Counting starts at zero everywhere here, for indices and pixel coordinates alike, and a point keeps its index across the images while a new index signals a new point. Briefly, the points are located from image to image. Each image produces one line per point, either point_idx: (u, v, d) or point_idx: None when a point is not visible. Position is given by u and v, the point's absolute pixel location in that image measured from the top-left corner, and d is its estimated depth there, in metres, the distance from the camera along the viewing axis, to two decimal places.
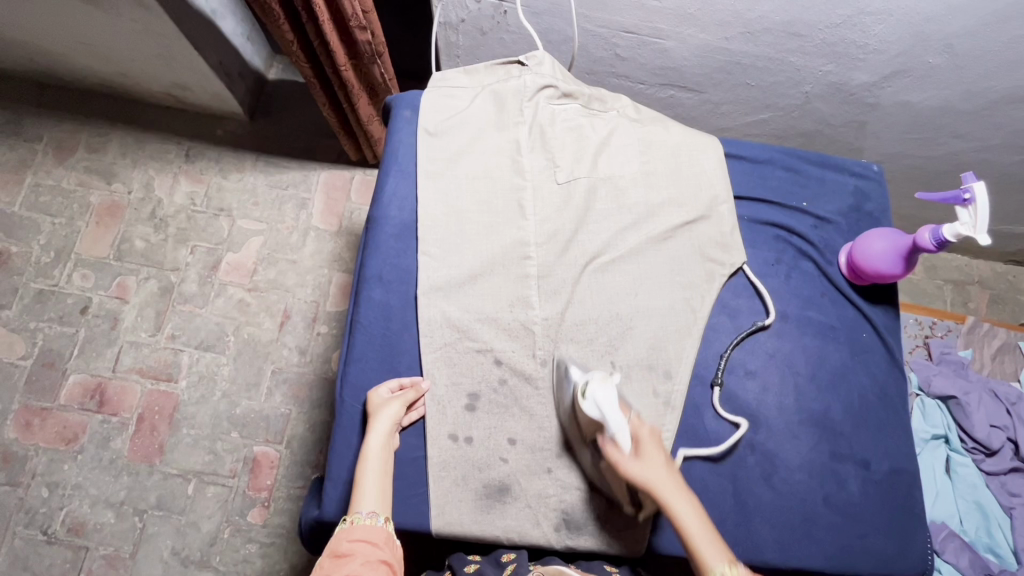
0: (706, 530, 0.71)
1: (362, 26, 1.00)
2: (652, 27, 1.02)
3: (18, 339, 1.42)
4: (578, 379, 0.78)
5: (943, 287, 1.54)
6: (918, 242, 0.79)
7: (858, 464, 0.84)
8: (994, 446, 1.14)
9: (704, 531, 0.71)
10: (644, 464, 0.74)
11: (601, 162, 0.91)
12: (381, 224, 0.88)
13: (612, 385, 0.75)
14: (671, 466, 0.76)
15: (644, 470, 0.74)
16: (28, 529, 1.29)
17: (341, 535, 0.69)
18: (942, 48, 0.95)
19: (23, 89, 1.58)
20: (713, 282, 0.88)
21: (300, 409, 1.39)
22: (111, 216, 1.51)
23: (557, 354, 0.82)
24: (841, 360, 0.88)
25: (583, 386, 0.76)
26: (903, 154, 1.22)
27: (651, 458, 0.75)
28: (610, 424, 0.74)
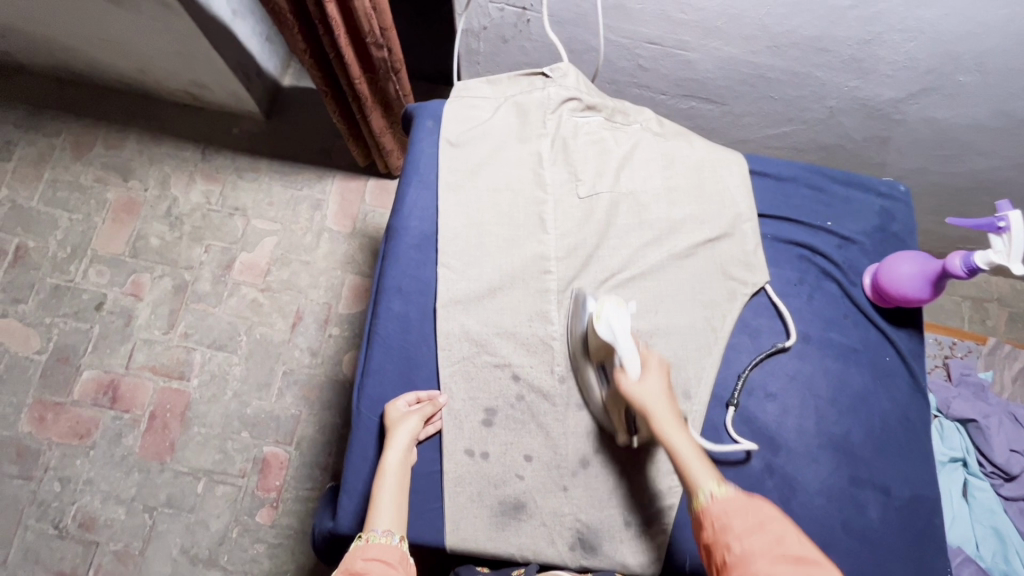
0: (700, 455, 0.70)
1: (378, 43, 0.99)
2: (677, 39, 1.01)
3: (33, 333, 1.43)
4: (591, 307, 0.78)
5: (960, 303, 1.52)
6: (948, 268, 0.78)
7: (878, 490, 0.83)
8: (1014, 471, 1.11)
9: (698, 455, 0.70)
10: (648, 389, 0.73)
11: (623, 176, 0.90)
12: (401, 235, 0.87)
13: (626, 311, 0.75)
14: (675, 395, 0.75)
15: (647, 392, 0.73)
16: (40, 523, 1.31)
17: (356, 553, 0.68)
18: (973, 67, 0.93)
19: (42, 85, 1.59)
20: (735, 301, 0.87)
21: (310, 410, 1.39)
22: (128, 213, 1.52)
23: (576, 289, 0.84)
24: (862, 384, 0.87)
25: (597, 309, 0.76)
26: (927, 170, 1.20)
27: (655, 382, 0.74)
28: (620, 346, 0.73)
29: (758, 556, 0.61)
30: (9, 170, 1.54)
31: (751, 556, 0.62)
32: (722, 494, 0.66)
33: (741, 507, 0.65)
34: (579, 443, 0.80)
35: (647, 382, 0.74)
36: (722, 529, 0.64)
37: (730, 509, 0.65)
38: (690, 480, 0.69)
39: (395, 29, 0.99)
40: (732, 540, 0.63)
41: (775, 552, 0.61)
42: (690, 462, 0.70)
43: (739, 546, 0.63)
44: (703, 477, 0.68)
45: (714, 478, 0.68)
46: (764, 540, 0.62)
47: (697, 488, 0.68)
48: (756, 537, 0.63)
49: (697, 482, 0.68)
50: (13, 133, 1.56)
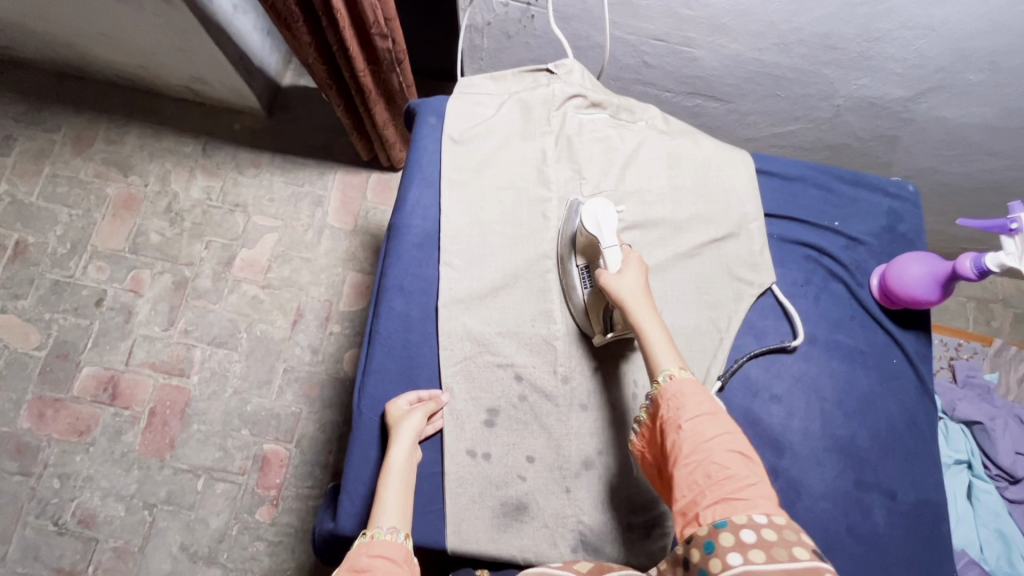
0: (667, 342, 0.71)
1: (382, 34, 0.98)
2: (683, 36, 1.00)
3: (32, 329, 1.42)
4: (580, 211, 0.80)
5: (965, 304, 1.51)
6: (958, 269, 0.77)
7: (884, 494, 0.82)
8: (1019, 473, 1.11)
9: (666, 342, 0.71)
10: (626, 279, 0.75)
11: (629, 175, 0.89)
12: (402, 233, 0.86)
13: (613, 211, 0.78)
14: (652, 291, 0.76)
15: (624, 282, 0.74)
16: (40, 519, 1.30)
17: (360, 550, 0.65)
18: (984, 65, 0.91)
19: (42, 79, 1.58)
20: (741, 302, 0.86)
21: (311, 408, 1.38)
22: (128, 209, 1.51)
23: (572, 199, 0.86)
24: (869, 386, 0.86)
25: (585, 209, 0.78)
26: (934, 170, 1.19)
27: (633, 274, 0.75)
28: (603, 240, 0.76)
29: (709, 440, 0.63)
30: (9, 164, 1.53)
31: (701, 440, 0.64)
32: (681, 376, 0.68)
33: (696, 392, 0.67)
34: (581, 444, 0.79)
35: (626, 273, 0.75)
36: (676, 409, 0.66)
37: (686, 390, 0.67)
38: (652, 363, 0.70)
39: (400, 20, 0.99)
40: (684, 422, 0.65)
41: (725, 439, 0.64)
42: (655, 346, 0.71)
43: (691, 429, 0.64)
44: (666, 361, 0.70)
45: (676, 363, 0.70)
46: (716, 427, 0.65)
47: (658, 369, 0.70)
48: (709, 423, 0.65)
49: (659, 364, 0.70)
50: (13, 128, 1.55)
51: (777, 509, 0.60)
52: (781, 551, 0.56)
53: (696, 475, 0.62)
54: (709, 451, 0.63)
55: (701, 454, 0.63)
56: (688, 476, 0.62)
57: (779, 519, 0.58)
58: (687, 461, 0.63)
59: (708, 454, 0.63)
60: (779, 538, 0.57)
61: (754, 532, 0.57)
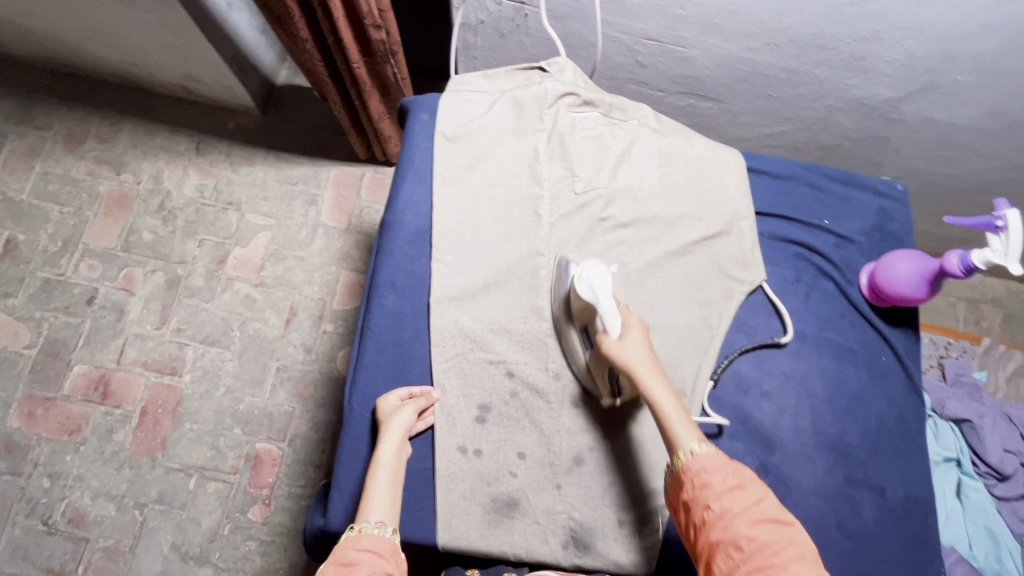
0: (681, 413, 0.72)
1: (377, 26, 0.99)
2: (675, 36, 1.00)
3: (22, 328, 1.41)
4: (573, 269, 0.78)
5: (956, 304, 1.52)
6: (945, 267, 0.77)
7: (873, 491, 0.82)
8: (1007, 471, 1.12)
9: (680, 413, 0.72)
10: (632, 348, 0.74)
11: (621, 173, 0.90)
12: (395, 229, 0.86)
13: (607, 271, 0.76)
14: (656, 355, 0.76)
15: (632, 352, 0.74)
16: (29, 519, 1.29)
17: (348, 544, 0.67)
18: (972, 67, 0.92)
19: (34, 76, 1.57)
20: (732, 299, 0.86)
21: (304, 407, 1.38)
22: (120, 207, 1.50)
23: (562, 254, 0.84)
24: (858, 383, 0.86)
25: (579, 271, 0.76)
26: (924, 171, 1.20)
27: (637, 342, 0.74)
28: (603, 307, 0.74)
29: (738, 514, 0.64)
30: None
31: (730, 514, 0.65)
32: (703, 451, 0.69)
33: (720, 465, 0.68)
34: (573, 440, 0.80)
35: (631, 341, 0.74)
36: (704, 486, 0.67)
37: (710, 466, 0.68)
38: (672, 439, 0.71)
39: (394, 12, 0.99)
40: (712, 499, 0.66)
41: (753, 510, 0.65)
42: (673, 420, 0.71)
43: (719, 506, 0.65)
44: (685, 436, 0.70)
45: (695, 436, 0.70)
46: (744, 499, 0.65)
47: (679, 445, 0.70)
48: (737, 496, 0.65)
49: (679, 439, 0.70)
50: (4, 125, 1.55)
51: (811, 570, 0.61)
52: None
53: (729, 551, 0.63)
54: (739, 526, 0.64)
55: (730, 530, 0.64)
56: (722, 553, 0.63)
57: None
58: (719, 538, 0.64)
59: (738, 529, 0.64)
60: None
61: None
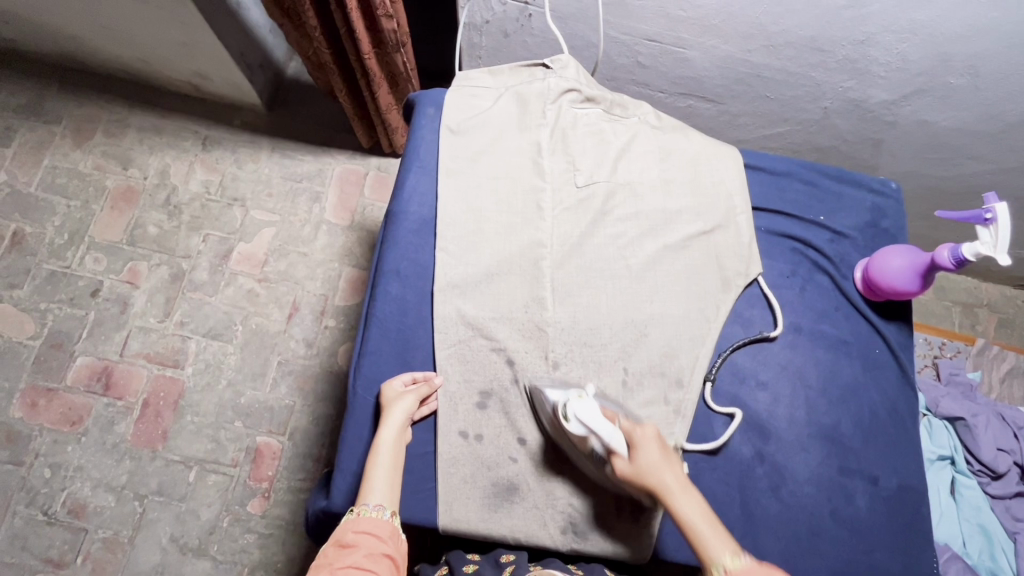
0: (714, 522, 0.66)
1: (388, 16, 1.02)
2: (675, 37, 1.03)
3: (27, 319, 1.42)
4: (557, 399, 0.76)
5: (951, 308, 1.54)
6: (936, 260, 0.79)
7: (867, 481, 0.84)
8: (1001, 469, 1.12)
9: (712, 524, 0.66)
10: (647, 460, 0.70)
11: (621, 167, 0.92)
12: (400, 219, 0.88)
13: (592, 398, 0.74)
14: (676, 460, 0.72)
15: (648, 468, 0.70)
16: (29, 509, 1.30)
17: (347, 525, 0.69)
18: (964, 70, 0.95)
19: (44, 71, 1.60)
20: (729, 291, 0.88)
21: (304, 401, 1.39)
22: (126, 201, 1.52)
23: (527, 379, 0.82)
24: (852, 375, 0.88)
25: (561, 407, 0.74)
26: (919, 173, 1.22)
27: (649, 455, 0.70)
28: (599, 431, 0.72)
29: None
30: (8, 155, 1.54)
31: None
32: (739, 566, 0.62)
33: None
34: None
35: (644, 455, 0.71)
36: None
37: None
38: (705, 557, 0.64)
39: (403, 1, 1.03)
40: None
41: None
42: (704, 532, 0.65)
43: None
44: (720, 548, 0.64)
45: (729, 551, 0.63)
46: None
47: (712, 561, 0.63)
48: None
49: (712, 554, 0.64)
50: (14, 120, 1.57)
51: None
52: None
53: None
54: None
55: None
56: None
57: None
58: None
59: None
60: None
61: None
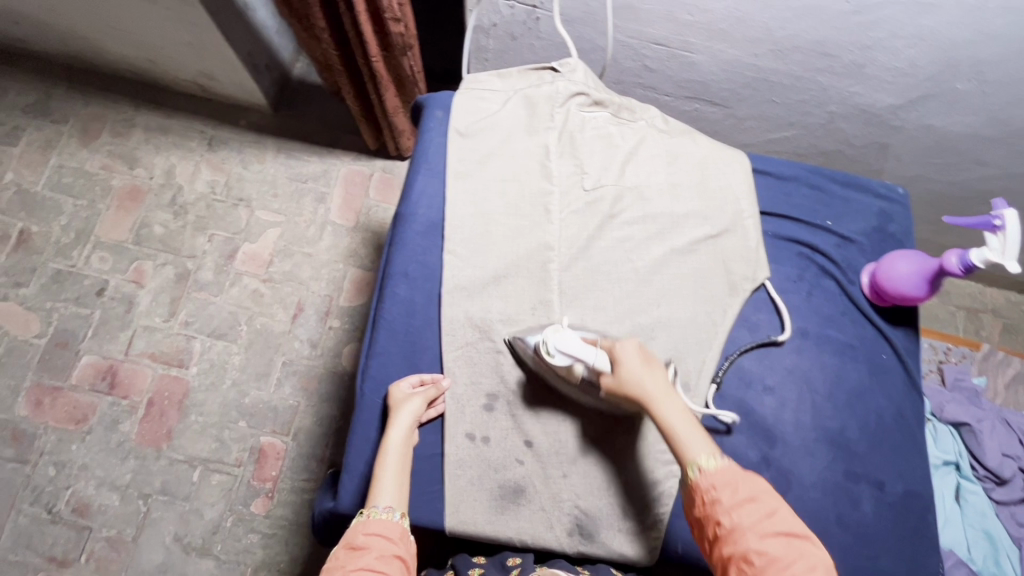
0: (695, 428, 0.72)
1: (396, 19, 1.03)
2: (683, 41, 1.03)
3: (33, 317, 1.43)
4: (535, 340, 0.79)
5: (955, 313, 1.54)
6: (944, 266, 0.80)
7: (873, 486, 0.84)
8: (1005, 475, 1.12)
9: (692, 428, 0.72)
10: (632, 375, 0.74)
11: (629, 171, 0.92)
12: (408, 221, 0.89)
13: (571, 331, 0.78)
14: (659, 371, 0.76)
15: (632, 382, 0.74)
16: (34, 507, 1.30)
17: (357, 528, 0.68)
18: (972, 75, 0.95)
19: (51, 71, 1.61)
20: (736, 295, 0.88)
21: (308, 401, 1.39)
22: (132, 201, 1.53)
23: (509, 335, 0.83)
24: (859, 380, 0.88)
25: (543, 344, 0.78)
26: (925, 178, 1.22)
27: (634, 368, 0.75)
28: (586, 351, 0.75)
29: (749, 527, 0.64)
30: (15, 154, 1.54)
31: (741, 529, 0.64)
32: (715, 466, 0.68)
33: (731, 480, 0.67)
34: (578, 432, 0.81)
35: (628, 370, 0.75)
36: (714, 502, 0.66)
37: (720, 481, 0.67)
38: (683, 456, 0.70)
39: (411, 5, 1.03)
40: (722, 514, 0.66)
41: (765, 522, 0.64)
42: (685, 437, 0.71)
43: (730, 521, 0.65)
44: (698, 450, 0.70)
45: (706, 450, 0.70)
46: (755, 510, 0.65)
47: (690, 461, 0.69)
48: (747, 509, 0.65)
49: (691, 455, 0.70)
50: (21, 119, 1.57)
51: None
52: None
53: (740, 566, 0.63)
54: (750, 539, 0.63)
55: (743, 543, 0.63)
56: (734, 567, 0.63)
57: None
58: (730, 553, 0.64)
59: (750, 543, 0.63)
60: None
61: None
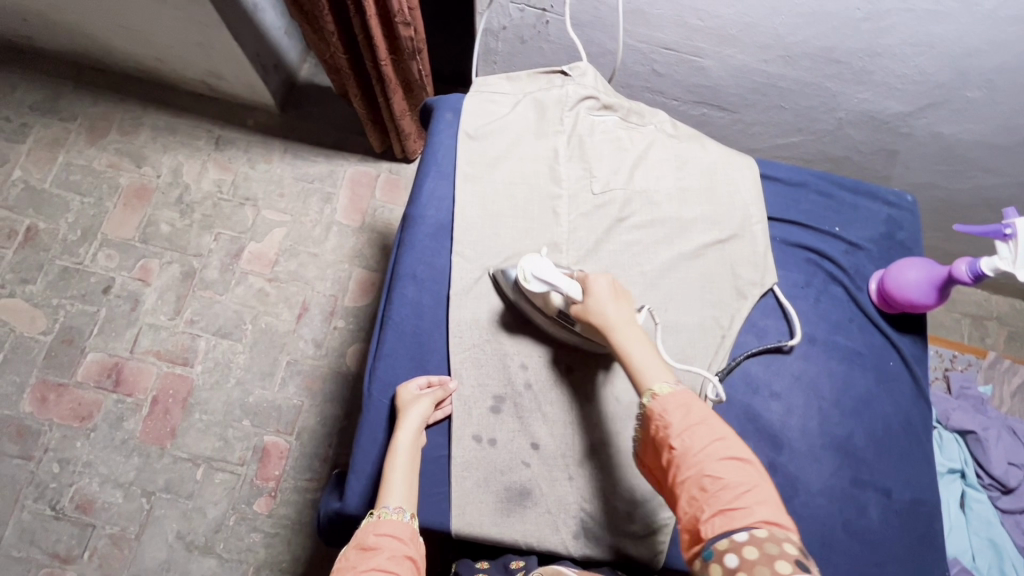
0: (655, 359, 0.73)
1: (406, 23, 1.03)
2: (692, 46, 1.03)
3: (39, 314, 1.43)
4: (514, 270, 0.81)
5: (961, 320, 1.53)
6: (953, 274, 0.80)
7: (880, 493, 0.84)
8: (1012, 483, 1.12)
9: (651, 359, 0.73)
10: (599, 305, 0.76)
11: (637, 175, 0.92)
12: (417, 223, 0.89)
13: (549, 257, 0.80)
14: (628, 306, 0.77)
15: (599, 312, 0.76)
16: (37, 504, 1.30)
17: (368, 528, 0.67)
18: (981, 83, 0.95)
19: (60, 69, 1.61)
20: (744, 301, 0.88)
21: (312, 401, 1.39)
22: (139, 199, 1.53)
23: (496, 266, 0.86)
24: (866, 387, 0.88)
25: (521, 271, 0.79)
26: (932, 185, 1.22)
27: (604, 298, 0.77)
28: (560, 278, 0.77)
29: (700, 451, 0.64)
30: (23, 151, 1.55)
31: (692, 451, 0.64)
32: (668, 392, 0.69)
33: (683, 404, 0.68)
34: (585, 435, 0.81)
35: (597, 300, 0.76)
36: (665, 426, 0.67)
37: (672, 406, 0.68)
38: (639, 382, 0.72)
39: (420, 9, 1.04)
40: (675, 437, 0.66)
41: (717, 448, 0.64)
42: (643, 365, 0.72)
43: (682, 444, 0.65)
44: (654, 379, 0.71)
45: (662, 379, 0.71)
46: (706, 434, 0.66)
47: (645, 388, 0.71)
48: (699, 433, 0.66)
49: (647, 383, 0.71)
50: (29, 116, 1.58)
51: (774, 512, 0.60)
52: (771, 546, 0.56)
53: (692, 490, 0.63)
54: (702, 463, 0.64)
55: (695, 467, 0.64)
56: (685, 492, 0.63)
57: (761, 532, 0.57)
58: (682, 476, 0.64)
59: (701, 466, 0.63)
60: (769, 534, 0.57)
61: (737, 554, 0.57)
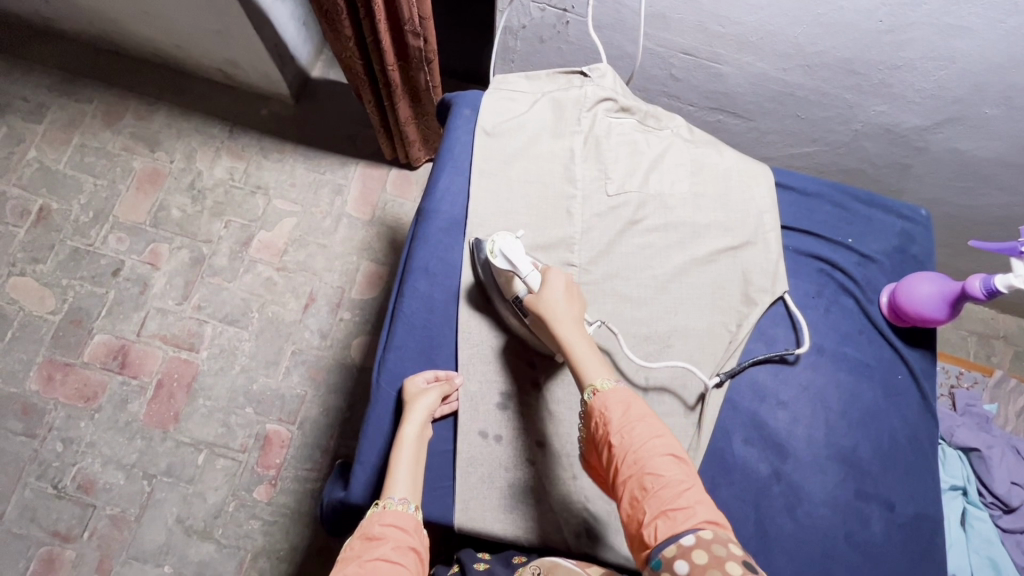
0: (596, 356, 0.73)
1: (416, 33, 1.04)
2: (712, 52, 1.03)
3: (49, 293, 1.44)
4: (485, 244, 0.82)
5: (967, 338, 1.53)
6: (967, 289, 0.79)
7: (882, 506, 0.84)
8: (1014, 503, 1.11)
9: (594, 355, 0.73)
10: (551, 300, 0.76)
11: (653, 178, 0.92)
12: (431, 217, 0.89)
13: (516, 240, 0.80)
14: (578, 301, 0.78)
15: (548, 304, 0.76)
16: (40, 481, 1.31)
17: (373, 518, 0.67)
18: (1001, 100, 0.94)
19: (79, 51, 1.62)
20: (752, 308, 0.88)
21: (316, 391, 1.40)
22: (152, 183, 1.54)
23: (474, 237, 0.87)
24: (873, 400, 0.88)
25: (490, 245, 0.80)
26: (945, 201, 1.22)
27: (556, 291, 0.76)
28: (519, 269, 0.78)
29: (639, 448, 0.65)
30: (39, 131, 1.56)
31: (631, 448, 0.65)
32: (610, 388, 0.70)
33: (623, 400, 0.68)
34: None
35: (549, 294, 0.76)
36: (605, 423, 0.68)
37: (613, 401, 0.68)
38: (582, 377, 0.72)
39: (433, 20, 1.04)
40: (613, 433, 0.66)
41: (656, 444, 0.65)
42: (584, 360, 0.72)
43: (621, 442, 0.66)
44: (595, 374, 0.72)
45: (603, 375, 0.71)
46: (645, 431, 0.66)
47: (587, 384, 0.71)
48: (638, 429, 0.66)
49: (588, 378, 0.71)
50: (46, 97, 1.59)
51: (714, 510, 0.61)
52: (719, 548, 0.57)
53: (634, 491, 0.63)
54: (642, 461, 0.64)
55: (636, 466, 0.64)
56: (628, 493, 0.63)
57: (707, 534, 0.58)
58: (625, 476, 0.64)
59: (643, 465, 0.64)
60: (715, 537, 0.58)
61: (686, 560, 0.57)
